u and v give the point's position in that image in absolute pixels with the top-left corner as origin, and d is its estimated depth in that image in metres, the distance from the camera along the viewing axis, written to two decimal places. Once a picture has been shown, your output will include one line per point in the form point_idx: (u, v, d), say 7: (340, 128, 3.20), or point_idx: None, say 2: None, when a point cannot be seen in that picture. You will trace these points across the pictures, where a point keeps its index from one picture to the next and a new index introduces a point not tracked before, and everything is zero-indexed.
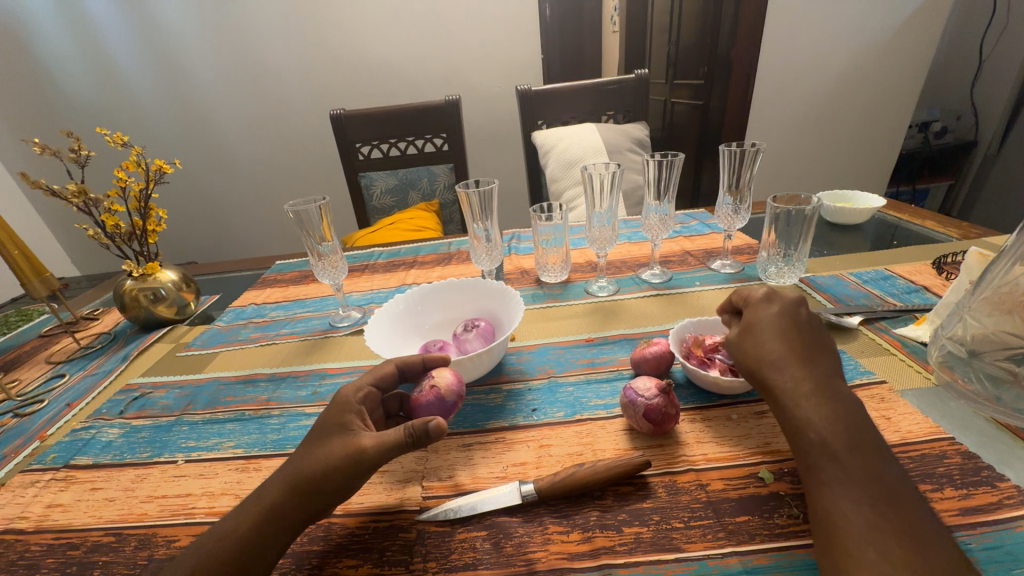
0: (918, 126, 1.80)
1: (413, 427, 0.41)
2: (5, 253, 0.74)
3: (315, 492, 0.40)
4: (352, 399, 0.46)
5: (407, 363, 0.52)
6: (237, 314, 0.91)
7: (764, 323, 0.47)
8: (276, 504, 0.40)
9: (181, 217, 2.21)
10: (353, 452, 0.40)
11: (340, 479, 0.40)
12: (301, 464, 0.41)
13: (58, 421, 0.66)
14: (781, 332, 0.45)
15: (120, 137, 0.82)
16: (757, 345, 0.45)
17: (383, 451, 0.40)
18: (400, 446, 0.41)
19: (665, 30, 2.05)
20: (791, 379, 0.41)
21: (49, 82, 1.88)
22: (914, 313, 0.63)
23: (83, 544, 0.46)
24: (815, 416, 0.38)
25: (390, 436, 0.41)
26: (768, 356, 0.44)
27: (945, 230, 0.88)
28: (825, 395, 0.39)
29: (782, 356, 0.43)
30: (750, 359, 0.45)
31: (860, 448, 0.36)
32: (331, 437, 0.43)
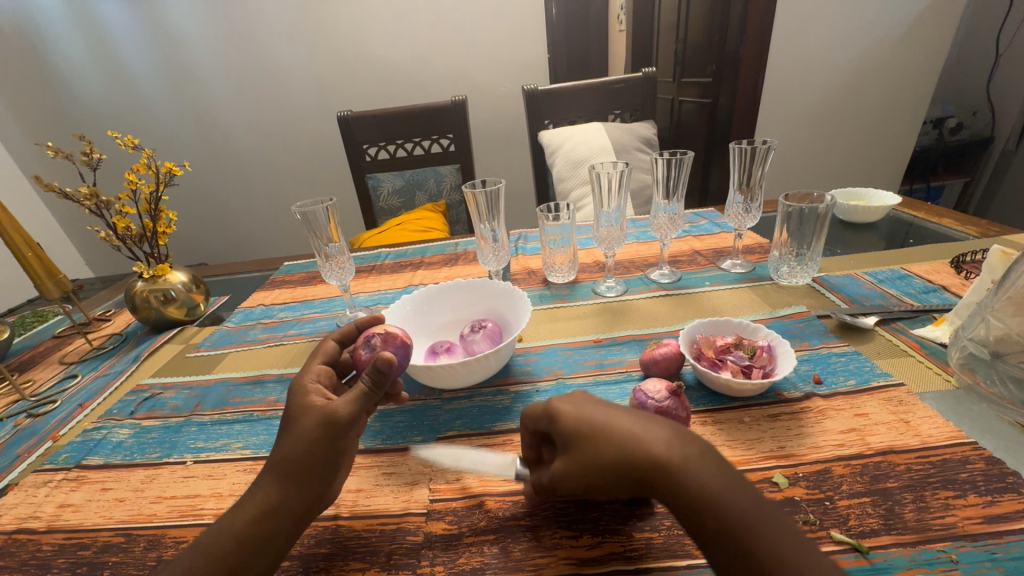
0: (932, 122, 1.76)
1: (370, 373, 0.42)
2: (19, 255, 0.75)
3: (302, 471, 0.41)
4: (307, 380, 0.47)
5: (345, 336, 0.54)
6: (246, 315, 0.91)
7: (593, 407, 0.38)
8: (267, 493, 0.40)
9: (191, 219, 2.24)
10: (327, 419, 0.42)
11: (322, 449, 0.41)
12: (283, 448, 0.41)
13: (70, 421, 0.66)
14: (609, 418, 0.37)
15: (131, 140, 0.83)
16: (600, 433, 0.36)
17: (352, 405, 0.42)
18: (368, 393, 0.42)
19: (673, 29, 2.03)
20: (659, 447, 0.34)
21: (64, 86, 1.92)
22: (933, 314, 0.62)
23: (94, 545, 0.46)
24: (697, 480, 0.33)
25: (354, 391, 0.43)
26: (620, 438, 0.36)
27: (963, 228, 0.86)
28: (692, 449, 0.34)
29: (636, 431, 0.36)
30: (601, 453, 0.36)
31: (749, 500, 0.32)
32: (301, 416, 0.43)
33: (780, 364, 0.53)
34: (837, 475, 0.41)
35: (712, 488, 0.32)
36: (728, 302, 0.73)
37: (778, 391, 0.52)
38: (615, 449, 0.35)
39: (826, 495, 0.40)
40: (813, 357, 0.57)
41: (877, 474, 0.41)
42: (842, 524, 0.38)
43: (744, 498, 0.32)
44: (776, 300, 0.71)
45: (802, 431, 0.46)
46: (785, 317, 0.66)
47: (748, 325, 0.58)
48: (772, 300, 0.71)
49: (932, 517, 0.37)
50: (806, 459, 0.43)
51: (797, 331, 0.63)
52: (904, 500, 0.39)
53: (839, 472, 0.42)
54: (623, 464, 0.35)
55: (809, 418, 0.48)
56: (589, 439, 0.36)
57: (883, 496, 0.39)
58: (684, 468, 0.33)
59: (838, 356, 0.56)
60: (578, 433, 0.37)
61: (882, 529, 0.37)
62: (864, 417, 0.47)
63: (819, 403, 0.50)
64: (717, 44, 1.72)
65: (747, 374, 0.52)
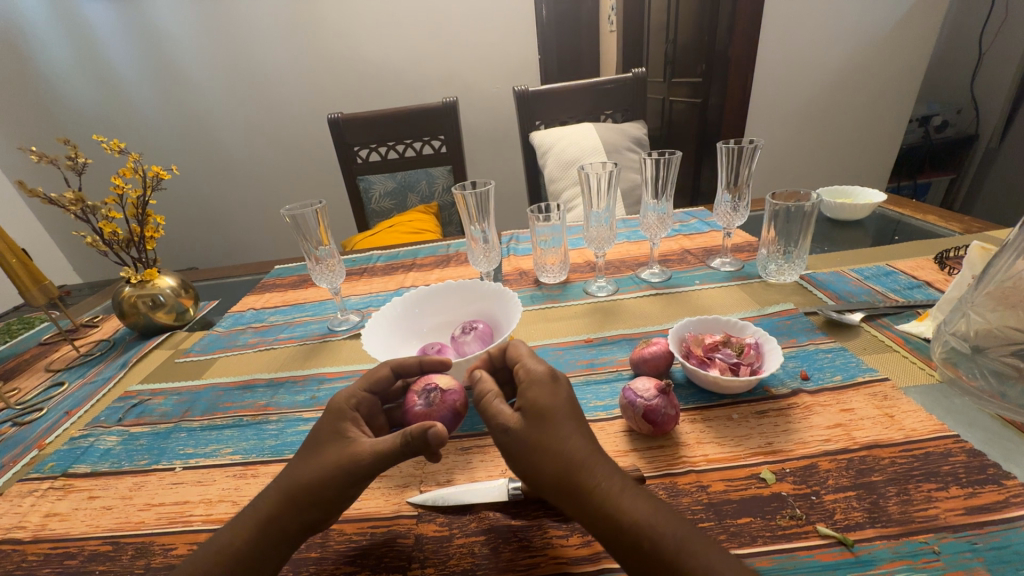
0: (918, 120, 1.79)
1: (410, 434, 0.39)
2: (4, 261, 0.74)
3: (310, 503, 0.40)
4: (347, 407, 0.45)
5: (403, 366, 0.51)
6: (236, 319, 0.90)
7: (556, 409, 0.39)
8: (267, 515, 0.39)
9: (180, 223, 2.22)
10: (349, 461, 0.40)
11: (337, 487, 0.40)
12: (298, 475, 0.40)
13: (57, 430, 0.66)
14: (567, 422, 0.38)
15: (117, 143, 0.82)
16: (556, 440, 0.37)
17: (379, 459, 0.40)
18: (400, 453, 0.40)
19: (662, 29, 2.04)
20: (600, 471, 0.36)
21: (49, 90, 1.89)
22: (917, 309, 0.63)
23: (81, 553, 0.46)
24: (630, 506, 0.34)
25: (388, 444, 0.40)
26: (570, 453, 0.36)
27: (946, 224, 0.87)
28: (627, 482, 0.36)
29: (587, 452, 0.37)
30: (550, 458, 0.36)
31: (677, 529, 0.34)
32: (327, 445, 0.42)
33: (768, 360, 0.53)
34: (823, 470, 0.42)
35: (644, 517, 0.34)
36: (718, 300, 0.74)
37: (766, 387, 0.53)
38: (564, 459, 0.36)
39: (812, 490, 0.40)
40: (800, 353, 0.58)
41: (862, 468, 0.41)
42: (827, 518, 0.38)
43: (671, 522, 0.34)
44: (765, 298, 0.72)
45: (789, 427, 0.47)
46: (774, 314, 0.67)
47: (736, 322, 0.59)
48: (761, 298, 0.72)
49: (915, 509, 0.38)
50: (793, 454, 0.44)
51: (785, 328, 0.63)
52: (888, 493, 0.39)
53: (826, 467, 0.42)
54: (564, 468, 0.36)
55: (795, 413, 0.48)
56: (544, 442, 0.37)
57: (868, 489, 0.40)
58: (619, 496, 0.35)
59: (825, 352, 0.57)
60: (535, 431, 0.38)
61: (867, 522, 0.37)
62: (850, 412, 0.48)
63: (807, 398, 0.50)
64: (706, 44, 1.73)
65: (735, 372, 0.52)
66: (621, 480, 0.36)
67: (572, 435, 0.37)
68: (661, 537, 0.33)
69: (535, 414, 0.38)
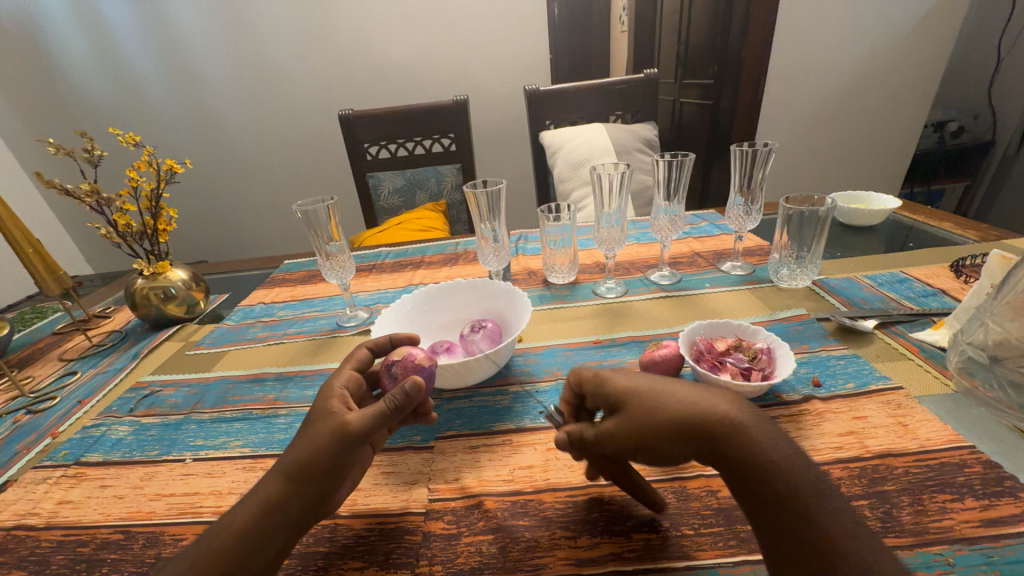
0: (933, 126, 1.76)
1: (393, 396, 0.43)
2: (21, 251, 0.75)
3: (307, 478, 0.41)
4: (336, 385, 0.48)
5: (378, 344, 0.54)
6: (246, 313, 0.91)
7: (642, 380, 0.40)
8: (272, 493, 0.40)
9: (191, 216, 2.24)
10: (343, 429, 0.42)
11: (331, 459, 0.41)
12: (292, 453, 0.42)
13: (70, 418, 0.66)
14: (665, 382, 0.39)
15: (132, 136, 0.82)
16: (665, 406, 0.37)
17: (369, 424, 0.42)
18: (386, 415, 0.43)
19: (674, 30, 2.03)
20: (724, 408, 0.36)
21: (65, 83, 1.91)
22: (932, 317, 0.62)
23: (93, 541, 0.46)
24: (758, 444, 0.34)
25: (375, 409, 0.43)
26: (683, 400, 0.37)
27: (963, 232, 0.86)
28: (756, 415, 0.36)
29: (703, 396, 0.37)
30: (667, 421, 0.36)
31: (793, 460, 0.34)
32: (317, 422, 0.43)
33: (780, 366, 0.53)
34: (835, 478, 0.41)
35: (772, 453, 0.34)
36: (728, 304, 0.73)
37: (777, 393, 0.52)
38: (680, 414, 0.36)
39: None
40: (812, 360, 0.57)
41: (875, 477, 0.41)
42: None
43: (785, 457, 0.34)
44: (776, 303, 0.72)
45: (801, 433, 0.47)
46: (785, 319, 0.66)
47: (748, 327, 0.59)
48: (772, 303, 0.72)
49: (929, 520, 0.37)
50: None
51: (796, 333, 0.63)
52: (901, 503, 0.39)
53: (838, 475, 0.42)
54: (682, 429, 0.36)
55: (807, 420, 0.48)
56: (650, 410, 0.37)
57: (881, 499, 0.39)
58: (752, 432, 0.34)
59: (837, 359, 0.57)
60: (635, 408, 0.38)
61: (880, 532, 0.37)
62: (863, 420, 0.47)
63: (818, 405, 0.50)
64: (719, 46, 1.72)
65: (746, 376, 0.52)
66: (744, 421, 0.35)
67: (676, 386, 0.38)
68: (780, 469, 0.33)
69: (629, 393, 0.39)
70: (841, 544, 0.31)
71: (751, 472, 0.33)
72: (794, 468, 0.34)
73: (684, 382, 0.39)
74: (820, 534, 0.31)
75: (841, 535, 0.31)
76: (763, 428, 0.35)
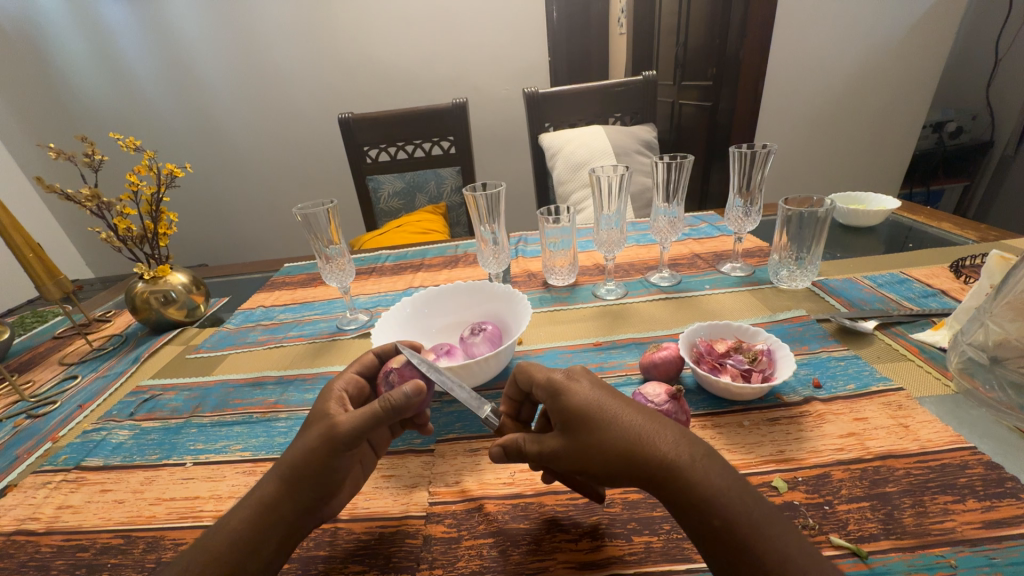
0: (932, 126, 1.76)
1: (387, 398, 0.41)
2: (21, 256, 0.75)
3: (299, 480, 0.40)
4: (335, 388, 0.48)
5: (387, 350, 0.53)
6: (246, 316, 0.91)
7: (596, 401, 0.39)
8: (266, 497, 0.40)
9: (192, 220, 2.24)
10: (332, 432, 0.41)
11: (322, 461, 0.40)
12: (286, 456, 0.41)
13: (70, 422, 0.66)
14: (618, 403, 0.38)
15: (132, 140, 0.82)
16: (610, 432, 0.36)
17: (358, 426, 0.41)
18: (378, 418, 0.41)
19: (673, 32, 2.04)
20: (666, 445, 0.35)
21: (66, 87, 1.92)
22: (932, 318, 0.62)
23: (93, 546, 0.46)
24: (703, 480, 0.33)
25: (365, 411, 0.41)
26: (629, 432, 0.36)
27: (962, 232, 0.86)
28: (699, 451, 0.35)
29: (651, 427, 0.36)
30: (609, 447, 0.36)
31: (735, 490, 0.33)
32: (312, 424, 0.43)
33: (780, 368, 0.53)
34: (836, 479, 0.41)
35: (711, 486, 0.33)
36: (728, 305, 0.73)
37: (777, 395, 0.52)
38: (623, 442, 0.36)
39: (825, 499, 0.40)
40: (813, 361, 0.57)
41: (876, 479, 0.41)
42: (840, 528, 0.38)
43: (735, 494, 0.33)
44: (775, 304, 0.72)
45: (802, 435, 0.47)
46: (785, 321, 0.66)
47: (748, 328, 0.59)
48: (772, 304, 0.72)
49: (931, 522, 0.37)
50: (805, 463, 0.44)
51: (797, 335, 0.63)
52: (903, 504, 0.39)
53: (839, 476, 0.42)
54: (625, 457, 0.35)
55: (808, 421, 0.48)
56: (594, 436, 0.37)
57: (882, 500, 0.39)
58: (690, 466, 0.34)
59: (837, 360, 0.57)
60: (580, 433, 0.37)
61: (881, 534, 0.37)
62: (863, 421, 0.47)
63: (819, 407, 0.50)
64: (717, 48, 1.73)
65: (747, 378, 0.52)
66: (689, 456, 0.34)
67: (625, 414, 0.37)
68: (726, 507, 0.32)
69: (578, 413, 0.38)
70: (776, 572, 0.30)
71: (690, 507, 0.33)
72: (734, 499, 0.33)
73: (636, 410, 0.38)
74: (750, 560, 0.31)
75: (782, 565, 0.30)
76: (711, 465, 0.34)
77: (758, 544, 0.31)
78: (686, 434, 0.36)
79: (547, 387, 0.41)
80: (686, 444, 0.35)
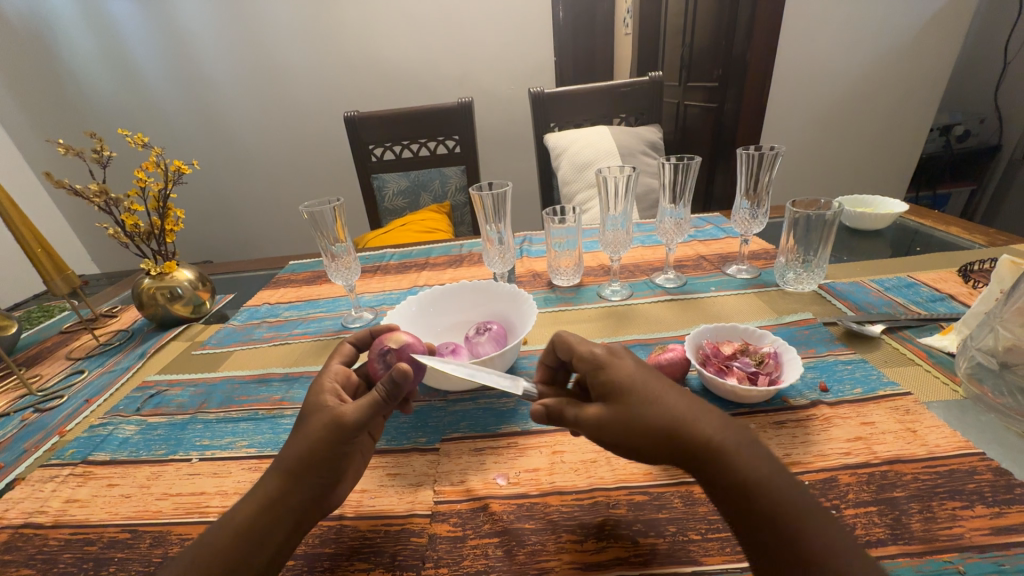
0: (939, 130, 1.75)
1: (385, 383, 0.44)
2: (30, 250, 0.76)
3: (305, 471, 0.41)
4: (326, 379, 0.48)
5: (360, 339, 0.56)
6: (251, 313, 0.92)
7: (640, 378, 0.39)
8: (271, 489, 0.40)
9: (197, 217, 2.25)
10: (336, 421, 0.43)
11: (327, 451, 0.42)
12: (288, 450, 0.42)
13: (77, 417, 0.67)
14: (660, 383, 0.39)
15: (140, 137, 0.83)
16: (650, 405, 0.37)
17: (362, 415, 0.43)
18: (379, 404, 0.44)
19: (679, 32, 2.03)
20: (710, 426, 0.35)
21: (73, 83, 1.93)
22: (940, 322, 0.62)
23: (100, 540, 0.47)
24: (749, 464, 0.34)
25: (367, 399, 0.44)
26: (671, 410, 0.37)
27: (971, 236, 0.85)
28: (740, 436, 0.35)
29: (691, 407, 0.37)
30: (651, 421, 0.37)
31: (779, 477, 0.33)
32: (310, 418, 0.44)
33: (786, 371, 0.53)
34: (843, 484, 0.41)
35: (751, 469, 0.33)
36: (734, 308, 0.73)
37: (784, 398, 0.52)
38: (665, 418, 0.36)
39: (832, 504, 0.40)
40: (819, 364, 0.57)
41: (883, 484, 0.41)
42: (848, 533, 0.38)
43: (781, 482, 0.33)
44: (781, 306, 0.71)
45: (808, 439, 0.46)
46: (791, 324, 0.66)
47: (754, 331, 0.59)
48: (778, 307, 0.71)
49: (939, 528, 0.37)
50: (812, 467, 0.43)
51: (803, 338, 0.63)
52: (911, 509, 0.38)
53: (846, 481, 0.42)
54: (666, 431, 0.36)
55: (814, 425, 0.48)
56: (636, 408, 0.38)
57: (890, 505, 0.39)
58: (733, 449, 0.34)
59: (844, 363, 0.56)
60: (622, 405, 0.38)
61: (889, 539, 0.36)
62: (870, 426, 0.47)
63: (826, 410, 0.50)
64: (724, 49, 1.72)
65: (753, 381, 0.52)
66: (733, 439, 0.35)
67: (669, 391, 0.38)
68: (770, 492, 0.32)
69: (619, 386, 0.39)
70: (825, 557, 0.30)
71: (733, 485, 0.33)
72: (775, 485, 0.33)
73: (678, 389, 0.39)
74: (797, 545, 0.30)
75: (829, 553, 0.30)
76: (755, 449, 0.35)
77: (808, 534, 0.31)
78: (727, 419, 0.36)
79: (592, 361, 0.42)
80: (728, 426, 0.36)
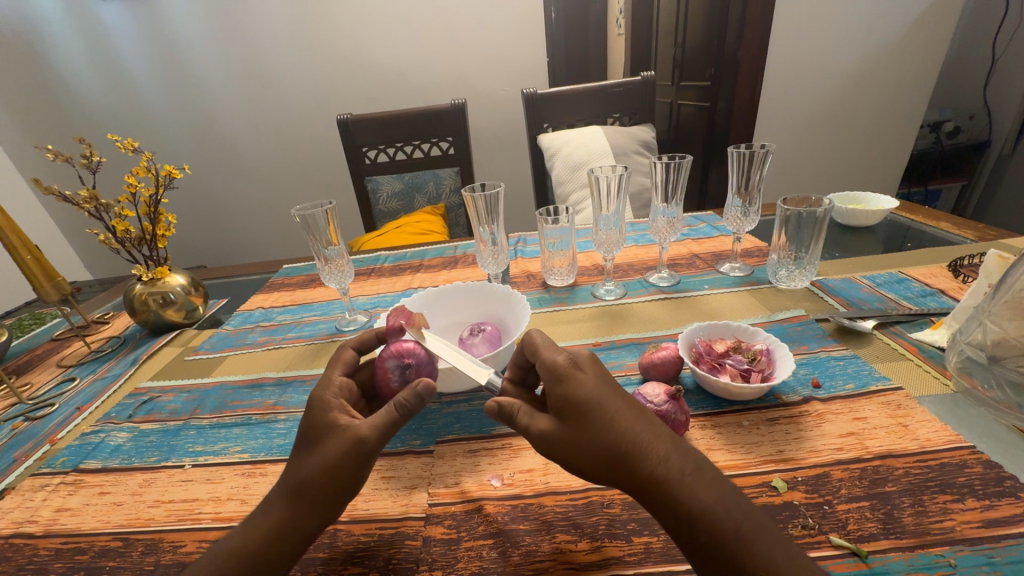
0: (929, 126, 1.77)
1: (402, 400, 0.41)
2: (19, 258, 0.75)
3: (321, 496, 0.40)
4: (330, 396, 0.45)
5: (363, 342, 0.54)
6: (245, 318, 0.91)
7: (597, 397, 0.37)
8: (282, 514, 0.40)
9: (191, 222, 2.24)
10: (352, 444, 0.40)
11: (344, 475, 0.40)
12: (301, 473, 0.40)
13: (68, 425, 0.66)
14: (618, 404, 0.37)
15: (130, 142, 0.82)
16: (603, 429, 0.36)
17: (380, 435, 0.41)
18: (397, 421, 0.41)
19: (671, 32, 2.04)
20: (660, 456, 0.35)
21: (63, 89, 1.92)
22: (931, 317, 0.62)
23: (91, 549, 0.46)
24: (695, 493, 0.33)
25: (382, 417, 0.41)
26: (624, 438, 0.36)
27: (961, 232, 0.86)
28: (689, 463, 0.35)
29: (644, 435, 0.36)
30: (601, 445, 0.36)
31: (724, 503, 0.33)
32: (322, 437, 0.42)
33: (779, 367, 0.53)
34: (835, 479, 0.41)
35: (699, 498, 0.33)
36: (728, 305, 0.73)
37: (776, 395, 0.52)
38: (615, 445, 0.35)
39: (824, 499, 0.40)
40: (812, 361, 0.57)
41: (875, 478, 0.41)
42: (840, 528, 0.38)
43: (726, 510, 0.33)
44: (774, 303, 0.72)
45: (801, 435, 0.47)
46: (784, 320, 0.66)
47: (746, 328, 0.59)
48: (771, 304, 0.72)
49: (930, 521, 0.37)
50: (805, 463, 0.44)
51: (796, 334, 0.63)
52: (902, 504, 0.39)
53: (838, 476, 0.42)
54: (617, 458, 0.35)
55: (807, 421, 0.48)
56: (587, 432, 0.36)
57: (882, 500, 0.39)
58: (679, 480, 0.34)
59: (836, 359, 0.57)
60: (576, 425, 0.37)
61: (881, 534, 0.37)
62: (862, 421, 0.47)
63: (818, 406, 0.50)
64: (716, 48, 1.74)
65: (746, 378, 0.52)
66: (680, 468, 0.34)
67: (625, 415, 0.37)
68: (714, 523, 0.32)
69: (576, 406, 0.37)
70: None
71: (679, 514, 0.33)
72: (723, 512, 0.33)
73: (634, 413, 0.37)
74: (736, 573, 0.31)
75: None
76: (704, 476, 0.34)
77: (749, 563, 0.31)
78: (679, 444, 0.36)
79: (550, 371, 0.40)
80: (679, 455, 0.35)
